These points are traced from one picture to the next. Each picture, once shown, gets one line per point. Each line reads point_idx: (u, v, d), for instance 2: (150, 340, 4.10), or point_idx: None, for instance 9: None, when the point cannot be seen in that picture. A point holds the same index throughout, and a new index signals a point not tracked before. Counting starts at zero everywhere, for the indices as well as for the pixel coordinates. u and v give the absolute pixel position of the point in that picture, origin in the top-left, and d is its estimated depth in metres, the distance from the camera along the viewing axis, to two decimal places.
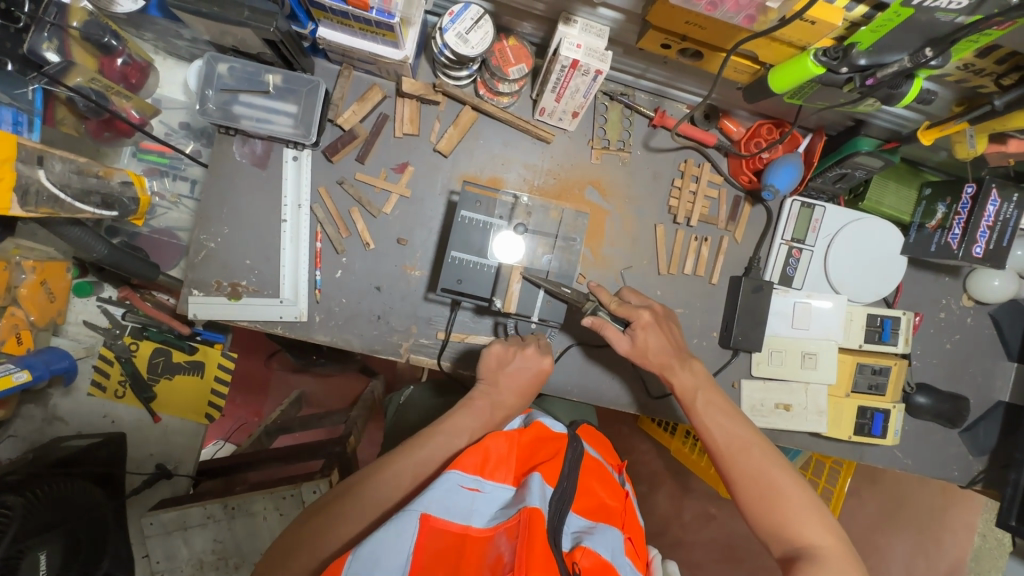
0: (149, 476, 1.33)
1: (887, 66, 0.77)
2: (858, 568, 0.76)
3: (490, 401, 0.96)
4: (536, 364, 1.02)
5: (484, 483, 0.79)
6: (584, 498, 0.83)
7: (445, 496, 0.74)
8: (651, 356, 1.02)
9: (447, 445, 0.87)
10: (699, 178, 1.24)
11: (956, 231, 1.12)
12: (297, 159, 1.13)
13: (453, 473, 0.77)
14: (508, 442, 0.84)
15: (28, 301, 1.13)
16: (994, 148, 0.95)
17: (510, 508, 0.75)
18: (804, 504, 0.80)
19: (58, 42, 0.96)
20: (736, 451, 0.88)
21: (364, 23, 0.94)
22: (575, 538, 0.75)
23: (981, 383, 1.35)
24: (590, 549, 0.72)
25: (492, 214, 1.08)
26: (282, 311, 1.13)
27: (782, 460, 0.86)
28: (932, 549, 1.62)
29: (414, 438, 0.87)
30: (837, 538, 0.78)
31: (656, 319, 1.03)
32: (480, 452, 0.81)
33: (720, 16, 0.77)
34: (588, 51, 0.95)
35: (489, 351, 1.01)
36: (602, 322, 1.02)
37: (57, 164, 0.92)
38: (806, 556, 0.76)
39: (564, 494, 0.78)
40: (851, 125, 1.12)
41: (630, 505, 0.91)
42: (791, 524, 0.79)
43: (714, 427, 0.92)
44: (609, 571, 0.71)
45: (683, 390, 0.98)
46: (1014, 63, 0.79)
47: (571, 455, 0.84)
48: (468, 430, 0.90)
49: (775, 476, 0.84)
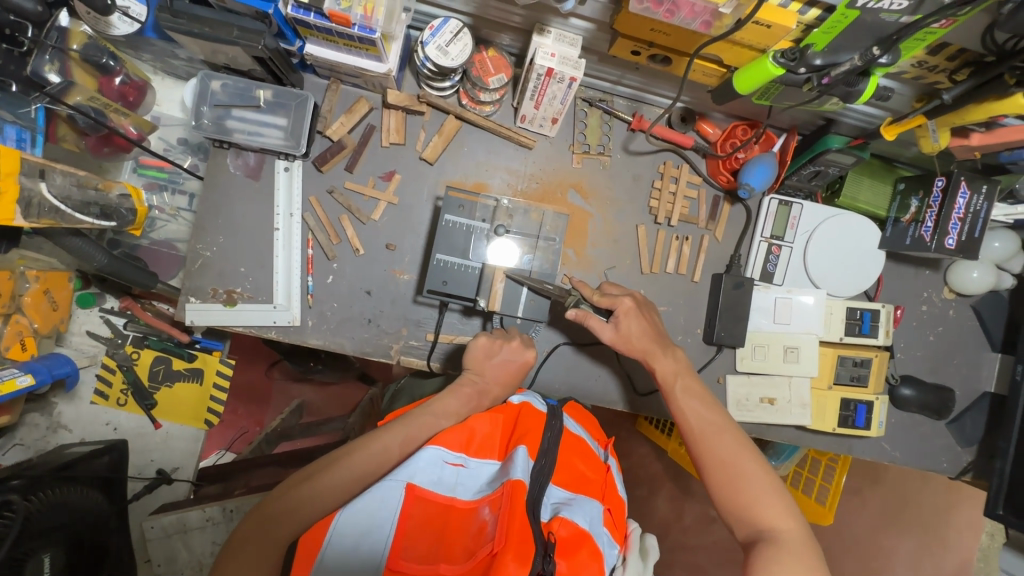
0: (149, 482, 1.37)
1: (840, 64, 0.82)
2: (818, 551, 0.78)
3: (477, 388, 1.00)
4: (521, 357, 1.05)
5: (469, 459, 0.84)
6: (564, 471, 0.86)
7: (430, 469, 0.79)
8: (633, 342, 1.04)
9: (433, 424, 0.91)
10: (678, 180, 1.28)
11: (928, 224, 1.15)
12: (289, 170, 1.18)
13: (435, 448, 0.81)
14: (491, 423, 0.89)
15: (32, 309, 1.17)
16: (958, 141, 0.98)
17: (495, 482, 0.80)
18: (768, 488, 0.83)
19: (60, 64, 1.02)
20: (709, 435, 0.91)
21: (348, 38, 0.99)
22: (554, 509, 0.79)
23: (966, 375, 1.37)
24: (568, 519, 0.75)
25: (474, 218, 1.12)
26: (276, 316, 1.18)
27: (753, 446, 0.88)
28: (937, 551, 1.58)
29: (401, 418, 0.90)
30: (799, 523, 0.81)
31: (637, 305, 1.07)
32: (465, 431, 0.86)
33: (678, 22, 0.82)
34: (562, 59, 1.00)
35: (474, 344, 1.04)
36: (584, 315, 1.05)
37: (58, 178, 0.97)
38: (767, 539, 0.78)
39: (545, 467, 0.81)
40: (822, 124, 1.15)
41: (611, 479, 0.93)
42: (755, 507, 0.82)
43: (691, 412, 0.95)
44: (586, 540, 0.74)
45: (664, 375, 1.01)
46: (964, 59, 0.82)
47: (550, 433, 0.87)
48: (455, 413, 0.94)
49: (744, 461, 0.86)
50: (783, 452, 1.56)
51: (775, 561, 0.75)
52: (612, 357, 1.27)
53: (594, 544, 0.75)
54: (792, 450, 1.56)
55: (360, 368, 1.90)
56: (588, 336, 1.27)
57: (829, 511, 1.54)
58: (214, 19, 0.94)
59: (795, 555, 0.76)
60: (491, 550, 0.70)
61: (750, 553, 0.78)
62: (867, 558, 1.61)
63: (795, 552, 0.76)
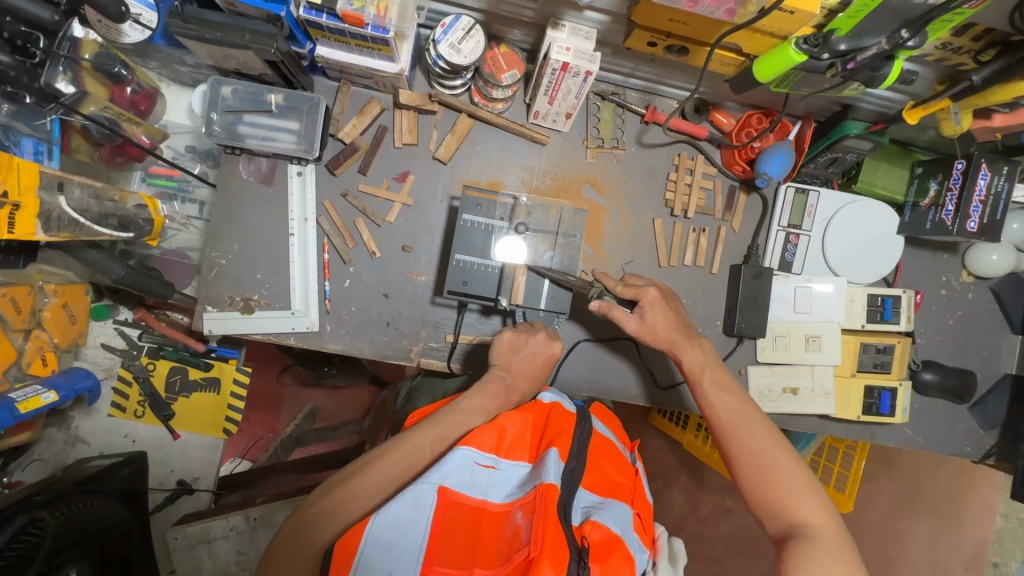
0: (171, 493, 1.36)
1: (866, 49, 0.80)
2: (853, 547, 0.77)
3: (504, 384, 1.00)
4: (548, 349, 1.04)
5: (500, 460, 0.83)
6: (594, 475, 0.85)
7: (461, 471, 0.78)
8: (659, 333, 1.03)
9: (463, 423, 0.90)
10: (693, 171, 1.27)
11: (949, 207, 1.14)
12: (302, 174, 1.17)
13: (466, 449, 0.80)
14: (522, 421, 0.88)
15: (51, 323, 1.16)
16: (980, 123, 0.97)
17: (527, 484, 0.78)
18: (802, 483, 0.82)
19: (72, 74, 0.99)
20: (739, 429, 0.90)
21: (360, 39, 0.97)
22: (584, 513, 0.78)
23: (986, 358, 1.36)
24: (600, 523, 0.74)
25: (493, 216, 1.11)
26: (294, 322, 1.17)
27: (783, 440, 0.87)
28: (952, 534, 1.59)
29: (431, 417, 0.90)
30: (833, 519, 0.80)
31: (662, 295, 1.06)
32: (496, 431, 0.85)
33: (701, 11, 0.81)
34: (577, 53, 0.98)
35: (501, 338, 1.03)
36: (608, 305, 1.04)
37: (75, 190, 0.96)
38: (799, 534, 0.78)
39: (576, 470, 0.80)
40: (839, 110, 1.15)
41: (639, 483, 0.94)
42: (788, 503, 0.81)
43: (719, 405, 0.94)
44: (618, 544, 0.73)
45: (691, 367, 1.00)
46: (990, 39, 0.81)
47: (580, 433, 0.86)
48: (484, 410, 0.94)
49: (776, 454, 0.85)
50: (799, 441, 1.57)
51: (808, 557, 0.74)
52: (633, 351, 1.26)
53: (626, 548, 0.73)
54: (809, 438, 1.56)
55: (373, 371, 1.89)
56: (607, 332, 1.26)
57: (849, 498, 1.52)
58: (226, 23, 0.93)
59: (829, 551, 0.75)
60: (527, 555, 0.68)
61: (782, 548, 0.78)
62: (883, 545, 1.58)
63: (828, 548, 0.75)
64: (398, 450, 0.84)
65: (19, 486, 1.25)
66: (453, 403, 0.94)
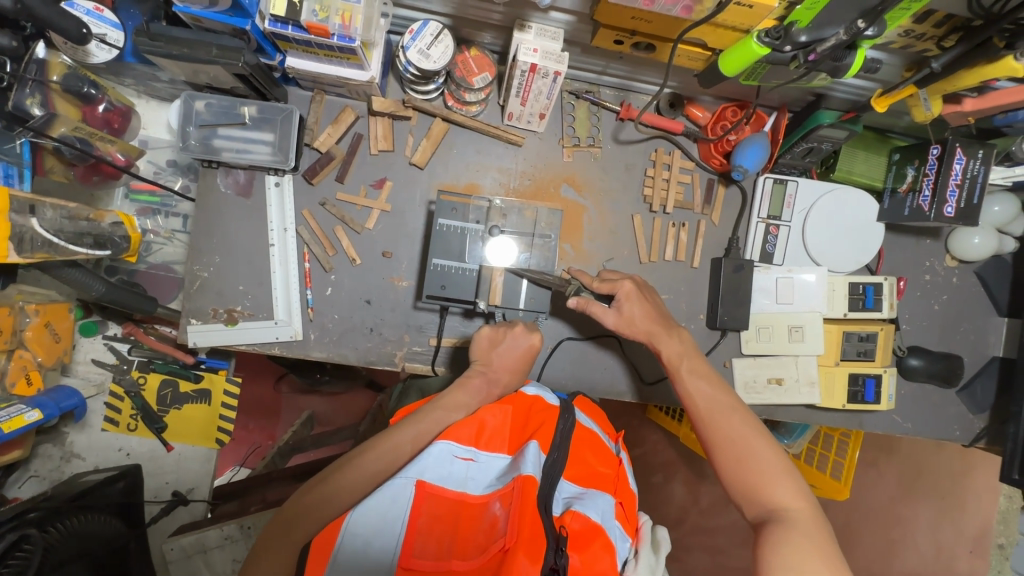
0: (166, 504, 1.36)
1: (826, 40, 0.81)
2: (829, 531, 0.76)
3: (487, 379, 1.00)
4: (527, 340, 1.04)
5: (479, 453, 0.83)
6: (576, 466, 0.86)
7: (439, 465, 0.79)
8: (638, 324, 1.04)
9: (445, 419, 0.91)
10: (671, 166, 1.27)
11: (926, 192, 1.14)
12: (279, 185, 1.18)
13: (444, 442, 0.81)
14: (502, 414, 0.90)
15: (34, 342, 1.18)
16: (951, 108, 0.96)
17: (506, 476, 0.79)
18: (778, 469, 0.82)
19: (41, 96, 0.98)
20: (718, 417, 0.90)
21: (328, 49, 0.98)
22: (566, 504, 0.78)
23: (973, 341, 1.36)
24: (580, 513, 0.75)
25: (468, 220, 1.12)
26: (278, 332, 1.18)
27: (762, 427, 0.87)
28: (957, 516, 1.49)
29: (412, 414, 0.91)
30: (810, 504, 0.79)
31: (638, 287, 1.06)
32: (475, 425, 0.86)
33: (659, 9, 0.82)
34: (545, 54, 0.98)
35: (479, 335, 1.05)
36: (586, 301, 1.05)
37: (47, 212, 0.98)
38: (777, 519, 0.77)
39: (557, 461, 0.81)
40: (812, 100, 1.14)
41: (623, 472, 0.93)
42: (765, 489, 0.81)
43: (698, 394, 0.94)
44: (599, 533, 0.74)
45: (670, 357, 1.00)
46: (952, 25, 0.81)
47: (563, 424, 0.87)
48: (465, 406, 0.95)
49: (754, 442, 0.85)
50: (794, 431, 1.57)
51: (784, 542, 0.74)
52: (617, 347, 1.27)
53: (607, 537, 0.74)
54: (802, 428, 1.56)
55: (368, 376, 1.90)
56: (591, 328, 1.27)
57: (844, 486, 1.51)
58: (192, 40, 0.93)
59: (805, 534, 0.74)
60: (503, 545, 0.69)
61: (760, 533, 0.77)
62: (883, 527, 1.55)
63: (805, 532, 0.75)
64: (375, 450, 0.85)
65: (16, 502, 1.28)
66: (435, 403, 0.94)
